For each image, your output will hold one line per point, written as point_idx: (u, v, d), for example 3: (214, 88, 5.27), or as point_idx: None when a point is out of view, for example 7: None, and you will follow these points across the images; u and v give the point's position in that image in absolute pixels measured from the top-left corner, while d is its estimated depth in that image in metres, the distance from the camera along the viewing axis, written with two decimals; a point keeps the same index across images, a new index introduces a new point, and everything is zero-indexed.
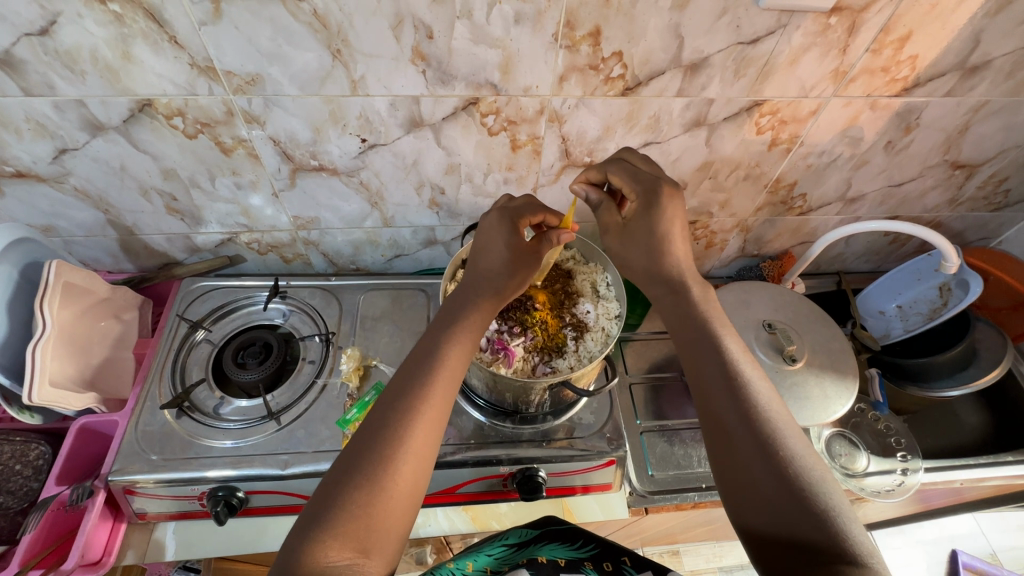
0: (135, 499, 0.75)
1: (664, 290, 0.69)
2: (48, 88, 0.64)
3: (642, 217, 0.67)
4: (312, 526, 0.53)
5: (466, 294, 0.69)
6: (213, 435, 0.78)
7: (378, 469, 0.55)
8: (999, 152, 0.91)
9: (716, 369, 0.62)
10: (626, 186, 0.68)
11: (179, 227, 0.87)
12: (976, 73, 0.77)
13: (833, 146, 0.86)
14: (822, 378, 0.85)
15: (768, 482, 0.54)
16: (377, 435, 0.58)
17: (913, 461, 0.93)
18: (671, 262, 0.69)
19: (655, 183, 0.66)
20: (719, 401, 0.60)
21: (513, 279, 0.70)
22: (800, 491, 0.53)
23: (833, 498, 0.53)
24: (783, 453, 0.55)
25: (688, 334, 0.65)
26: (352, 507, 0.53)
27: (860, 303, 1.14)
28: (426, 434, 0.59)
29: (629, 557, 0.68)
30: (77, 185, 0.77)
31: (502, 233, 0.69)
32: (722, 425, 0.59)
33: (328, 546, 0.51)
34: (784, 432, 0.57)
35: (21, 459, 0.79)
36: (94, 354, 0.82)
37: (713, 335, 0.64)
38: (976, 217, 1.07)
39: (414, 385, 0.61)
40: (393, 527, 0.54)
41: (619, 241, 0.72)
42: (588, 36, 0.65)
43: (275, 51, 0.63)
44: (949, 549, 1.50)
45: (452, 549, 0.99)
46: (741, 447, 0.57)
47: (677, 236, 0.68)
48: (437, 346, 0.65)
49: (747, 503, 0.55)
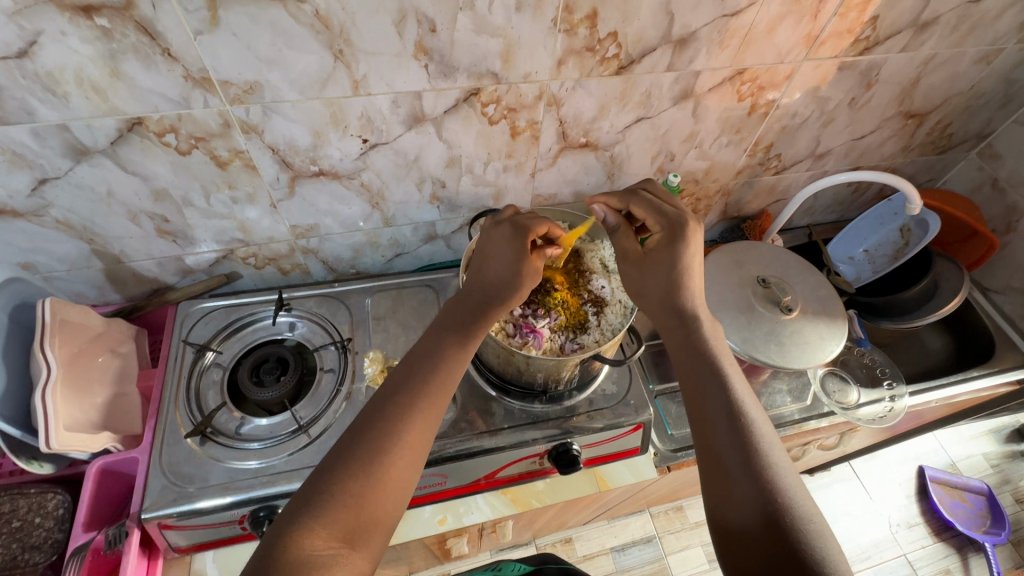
0: (170, 533, 0.72)
1: (675, 322, 0.70)
2: (26, 114, 0.60)
3: (665, 248, 0.69)
4: (302, 509, 0.53)
5: (469, 302, 0.69)
6: (242, 456, 0.76)
7: (375, 457, 0.57)
8: (945, 100, 1.00)
9: (720, 401, 0.62)
10: (651, 218, 0.71)
11: (170, 250, 0.84)
12: (926, 29, 0.84)
13: (804, 107, 0.92)
14: (816, 322, 0.92)
15: (756, 513, 0.55)
16: (375, 424, 0.59)
17: (898, 387, 1.03)
18: (685, 297, 0.70)
19: (681, 218, 0.69)
20: (719, 429, 0.61)
21: (518, 291, 0.70)
22: (771, 496, 0.56)
23: (821, 544, 0.53)
24: (761, 459, 0.58)
25: (694, 364, 0.66)
26: (343, 496, 0.54)
27: (832, 251, 1.22)
28: (420, 429, 0.60)
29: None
30: (58, 217, 0.73)
31: (510, 246, 0.69)
32: (716, 451, 0.60)
33: (316, 534, 0.52)
34: (782, 473, 0.57)
35: (39, 511, 0.74)
36: (97, 394, 0.78)
37: (722, 369, 0.65)
38: (925, 161, 1.16)
39: (416, 380, 0.63)
40: (379, 523, 0.55)
41: (635, 269, 0.74)
42: (585, 19, 0.67)
43: (274, 56, 0.61)
44: (917, 466, 1.65)
45: (485, 535, 1.02)
46: (735, 475, 0.58)
47: (695, 274, 0.70)
48: (438, 346, 0.66)
49: (720, 496, 0.58)
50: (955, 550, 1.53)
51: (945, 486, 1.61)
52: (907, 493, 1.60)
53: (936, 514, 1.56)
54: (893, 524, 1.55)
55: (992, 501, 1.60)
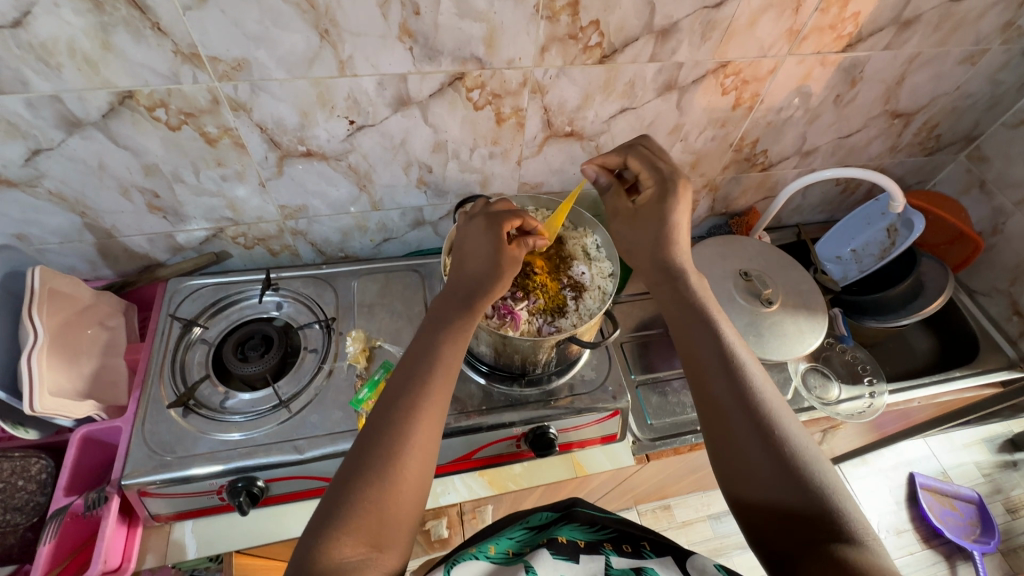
0: (149, 501, 0.74)
1: (664, 277, 0.72)
2: (21, 84, 0.62)
3: (655, 204, 0.72)
4: (325, 523, 0.54)
5: (455, 298, 0.69)
6: (223, 428, 0.77)
7: (386, 461, 0.57)
8: (931, 100, 1.01)
9: (714, 354, 0.64)
10: (646, 172, 0.74)
11: (161, 226, 0.85)
12: (909, 27, 0.85)
13: (789, 103, 0.93)
14: (796, 316, 0.93)
15: (774, 476, 0.55)
16: (384, 430, 0.59)
17: (879, 385, 1.04)
18: (673, 253, 0.72)
19: (673, 175, 0.72)
20: (717, 387, 0.62)
21: (500, 280, 0.69)
22: (796, 468, 0.55)
23: (828, 478, 0.55)
24: (779, 432, 0.58)
25: (686, 319, 0.68)
26: (362, 504, 0.55)
27: (819, 250, 1.23)
28: (431, 422, 0.61)
29: (648, 540, 0.58)
30: (51, 188, 0.74)
31: (487, 238, 0.70)
32: (723, 414, 0.60)
33: (343, 543, 0.52)
34: (799, 442, 0.57)
35: (23, 474, 0.76)
36: (85, 364, 0.80)
37: (711, 319, 0.67)
38: (913, 162, 1.17)
39: (414, 381, 0.63)
40: (403, 518, 0.56)
41: (628, 225, 0.77)
42: (567, 6, 0.68)
43: (262, 34, 0.63)
44: (908, 473, 1.64)
45: (465, 519, 1.03)
46: (746, 443, 0.58)
47: (683, 231, 0.73)
48: (433, 343, 0.66)
49: (744, 481, 0.57)
50: (944, 557, 1.52)
51: (936, 494, 1.61)
52: (897, 499, 1.60)
53: (925, 521, 1.56)
54: (881, 529, 1.55)
55: (982, 510, 1.59)
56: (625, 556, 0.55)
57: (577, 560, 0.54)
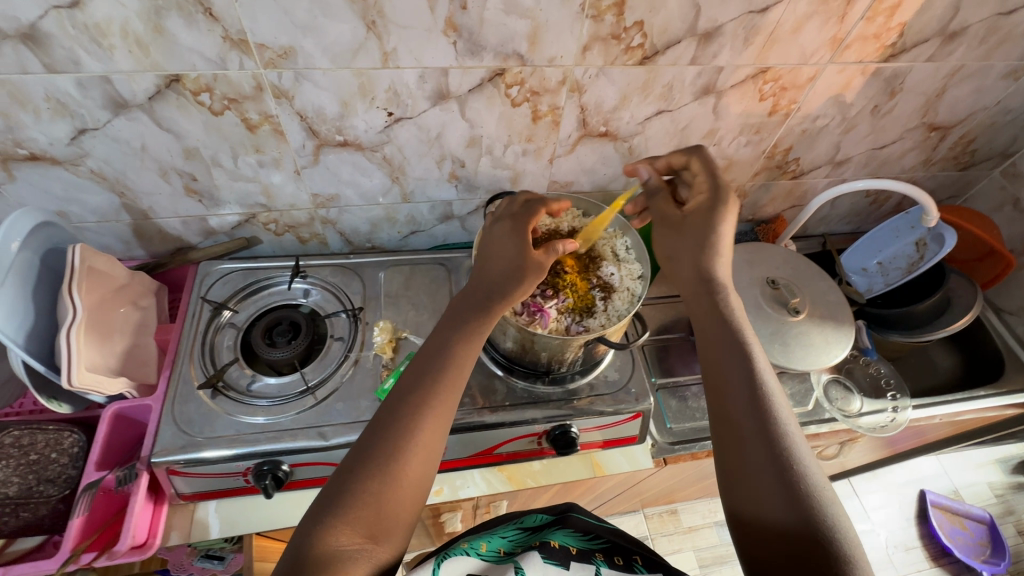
0: (177, 479, 0.75)
1: (698, 286, 0.72)
2: (73, 64, 0.63)
3: (706, 212, 0.72)
4: (326, 510, 0.55)
5: (474, 297, 0.70)
6: (249, 411, 0.78)
7: (391, 457, 0.57)
8: (970, 114, 0.99)
9: (735, 367, 0.64)
10: (701, 178, 0.74)
11: (196, 210, 0.87)
12: (954, 40, 0.84)
13: (826, 111, 0.93)
14: (823, 327, 0.92)
15: (776, 497, 0.55)
16: (392, 423, 0.60)
17: (902, 400, 1.03)
18: (714, 263, 0.72)
19: (727, 186, 0.72)
20: (732, 401, 0.62)
21: (521, 284, 0.69)
22: (797, 492, 0.55)
23: (831, 507, 0.54)
24: (787, 454, 0.57)
25: (713, 332, 0.68)
26: (361, 496, 0.55)
27: (844, 261, 1.22)
28: (438, 422, 0.61)
29: (641, 556, 0.57)
30: (93, 168, 0.76)
31: (511, 240, 0.70)
32: (734, 428, 0.60)
33: (339, 531, 0.53)
34: (807, 467, 0.57)
35: (57, 447, 0.78)
36: (117, 342, 0.81)
37: (737, 335, 0.67)
38: (946, 176, 1.16)
39: (427, 378, 0.63)
40: (401, 515, 0.56)
41: (671, 232, 0.76)
42: (613, 6, 0.68)
43: (310, 23, 0.63)
44: (918, 490, 1.63)
45: (479, 514, 1.04)
46: (752, 460, 0.58)
47: (727, 244, 0.73)
48: (448, 340, 0.66)
49: (744, 495, 0.57)
50: None
51: (946, 512, 1.59)
52: (907, 515, 1.59)
53: (934, 539, 1.54)
54: (888, 545, 1.53)
55: (993, 531, 1.57)
56: (616, 569, 0.56)
57: (567, 566, 0.55)
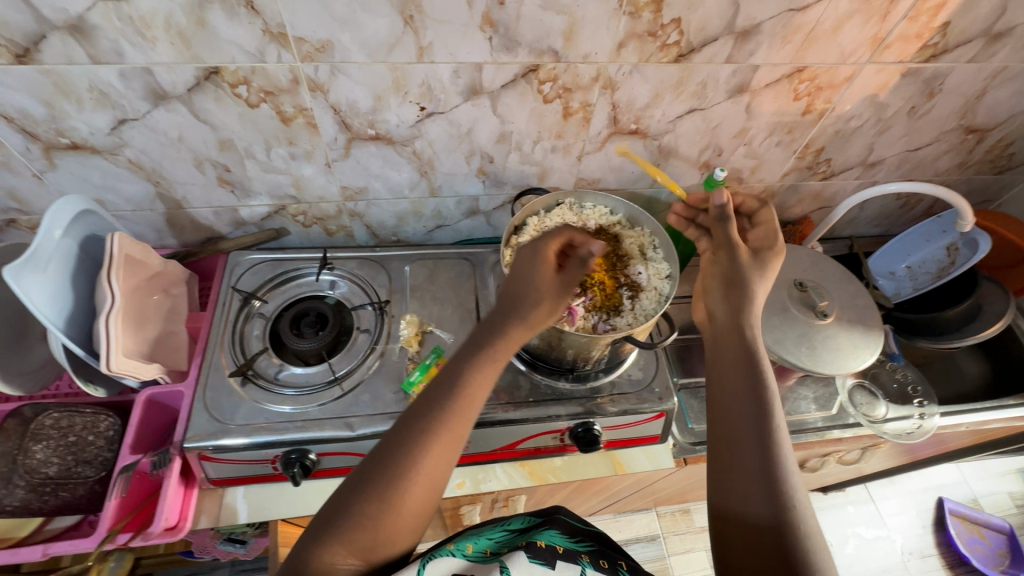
0: (207, 465, 0.76)
1: (734, 321, 0.71)
2: (116, 55, 0.64)
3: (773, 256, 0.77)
4: (326, 527, 0.55)
5: (494, 321, 0.68)
6: (278, 400, 0.80)
7: (392, 483, 0.57)
8: (1010, 116, 0.97)
9: (746, 403, 0.62)
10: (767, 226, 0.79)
11: (228, 201, 0.88)
12: (998, 40, 0.82)
13: (861, 112, 0.91)
14: (852, 331, 0.91)
15: (761, 539, 0.54)
16: (400, 447, 0.59)
17: (929, 406, 1.01)
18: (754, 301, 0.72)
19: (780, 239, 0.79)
20: (737, 435, 0.60)
21: (542, 306, 0.68)
22: (786, 538, 0.53)
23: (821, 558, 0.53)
24: (784, 498, 0.55)
25: (729, 365, 0.67)
26: (358, 518, 0.55)
27: (872, 265, 1.20)
28: (445, 452, 0.60)
29: (625, 562, 0.59)
30: (130, 157, 0.77)
31: (532, 265, 0.68)
32: (734, 463, 0.59)
33: (333, 552, 0.54)
34: (803, 514, 0.55)
35: (93, 430, 0.80)
36: (150, 329, 0.83)
37: (755, 371, 0.65)
38: (981, 180, 1.13)
39: (438, 400, 0.62)
40: (394, 541, 0.56)
41: (741, 262, 0.74)
42: (651, 3, 0.68)
43: (348, 17, 0.64)
44: (937, 497, 1.60)
45: (496, 508, 1.04)
46: (744, 497, 0.56)
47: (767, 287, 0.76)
48: (464, 365, 0.65)
49: (731, 530, 0.56)
50: None
51: (964, 521, 1.57)
52: (924, 522, 1.56)
53: (952, 547, 1.52)
54: (904, 553, 1.51)
55: (1013, 541, 1.54)
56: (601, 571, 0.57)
57: (552, 566, 0.54)
